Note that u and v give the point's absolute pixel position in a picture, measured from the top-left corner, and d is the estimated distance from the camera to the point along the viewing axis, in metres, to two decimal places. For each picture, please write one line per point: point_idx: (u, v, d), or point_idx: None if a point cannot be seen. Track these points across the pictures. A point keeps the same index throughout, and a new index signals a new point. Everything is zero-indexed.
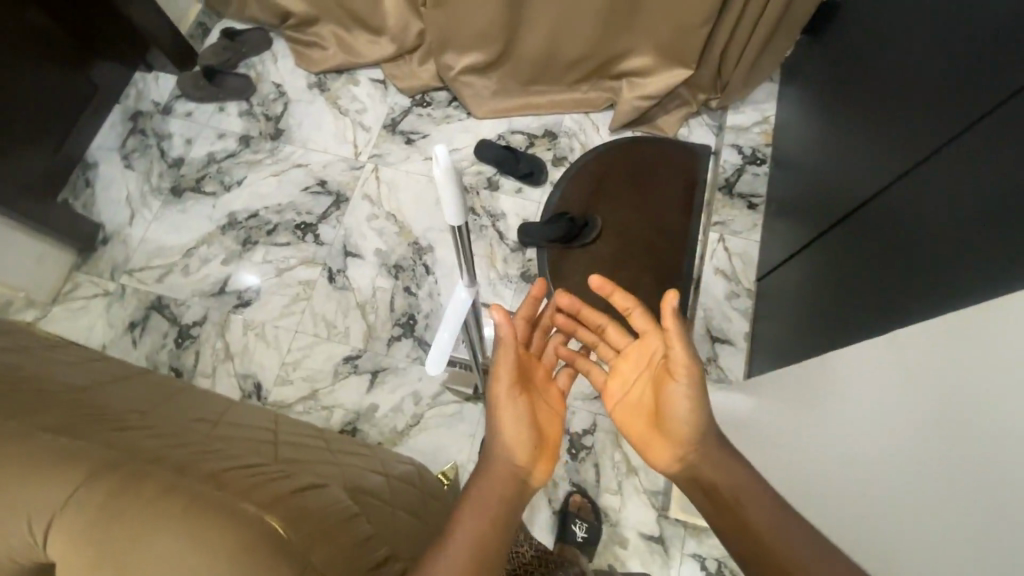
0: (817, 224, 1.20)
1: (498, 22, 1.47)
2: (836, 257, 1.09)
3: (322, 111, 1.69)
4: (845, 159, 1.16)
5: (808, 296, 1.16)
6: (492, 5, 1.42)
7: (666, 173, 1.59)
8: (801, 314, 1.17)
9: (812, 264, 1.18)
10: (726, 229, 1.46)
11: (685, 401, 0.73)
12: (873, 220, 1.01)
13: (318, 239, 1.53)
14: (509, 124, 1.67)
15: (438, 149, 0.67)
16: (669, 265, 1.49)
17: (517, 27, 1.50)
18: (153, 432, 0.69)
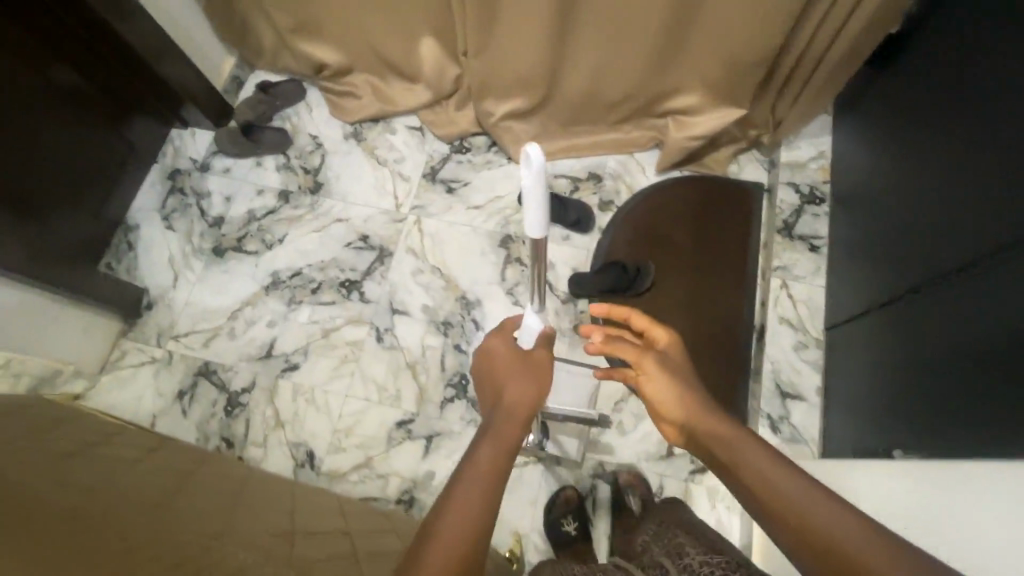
0: (896, 277, 1.13)
1: (541, 69, 1.43)
2: (923, 320, 1.03)
3: (360, 162, 1.66)
4: (923, 207, 1.10)
5: (891, 356, 1.09)
6: (535, 52, 1.39)
7: (718, 214, 1.53)
8: (887, 381, 1.09)
9: (894, 323, 1.10)
10: (788, 275, 1.39)
11: (652, 384, 0.87)
12: (974, 287, 0.93)
13: (363, 296, 1.50)
14: (551, 168, 1.63)
15: (529, 144, 0.59)
16: (728, 313, 1.43)
17: (560, 72, 1.45)
18: (168, 523, 0.75)
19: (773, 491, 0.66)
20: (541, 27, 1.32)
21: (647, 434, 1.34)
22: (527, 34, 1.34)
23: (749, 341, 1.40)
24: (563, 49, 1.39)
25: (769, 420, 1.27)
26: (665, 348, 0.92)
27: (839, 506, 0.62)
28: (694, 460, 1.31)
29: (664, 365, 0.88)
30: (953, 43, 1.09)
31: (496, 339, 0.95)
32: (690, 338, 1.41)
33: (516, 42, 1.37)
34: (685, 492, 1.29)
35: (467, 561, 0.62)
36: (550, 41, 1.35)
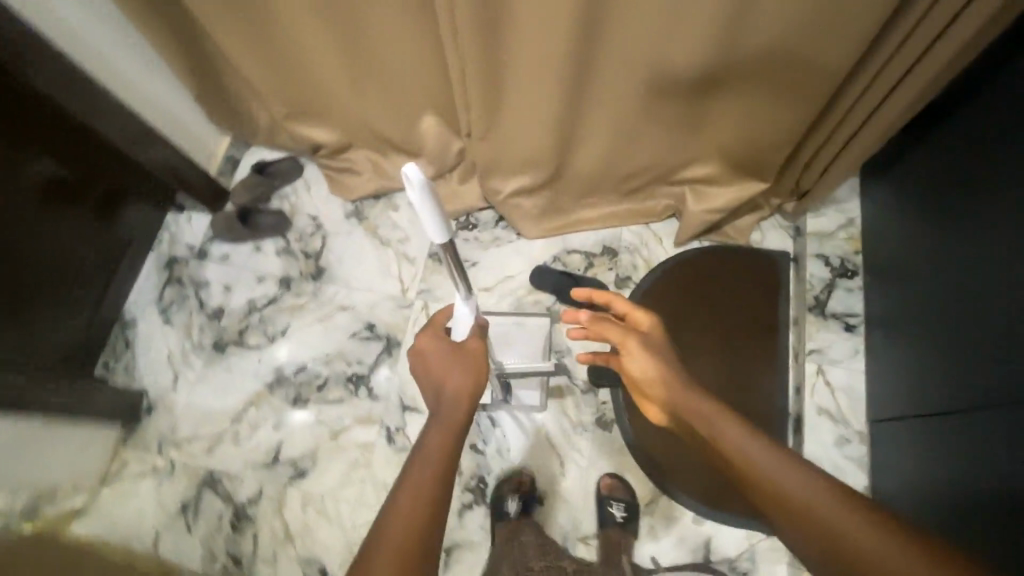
0: (953, 380, 1.03)
1: (549, 148, 1.35)
2: (990, 444, 0.92)
3: (363, 244, 1.59)
4: (980, 305, 1.00)
5: (951, 474, 1.00)
6: (543, 134, 1.31)
7: (742, 288, 1.44)
8: (947, 502, 0.99)
9: (951, 439, 1.01)
10: (824, 359, 1.30)
11: (636, 361, 1.01)
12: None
13: (372, 392, 1.43)
14: (563, 243, 1.55)
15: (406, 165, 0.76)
16: (760, 399, 1.34)
17: (571, 149, 1.37)
18: None
19: (768, 479, 0.77)
20: (549, 110, 1.24)
21: (681, 540, 1.25)
22: (534, 116, 1.26)
23: (785, 432, 1.30)
24: (571, 129, 1.31)
25: None
26: (650, 330, 1.06)
27: (819, 485, 0.74)
28: (734, 568, 1.22)
29: (647, 345, 1.02)
30: (994, 122, 1.01)
31: (425, 338, 1.05)
32: None
33: (522, 124, 1.30)
34: None
35: (427, 510, 0.77)
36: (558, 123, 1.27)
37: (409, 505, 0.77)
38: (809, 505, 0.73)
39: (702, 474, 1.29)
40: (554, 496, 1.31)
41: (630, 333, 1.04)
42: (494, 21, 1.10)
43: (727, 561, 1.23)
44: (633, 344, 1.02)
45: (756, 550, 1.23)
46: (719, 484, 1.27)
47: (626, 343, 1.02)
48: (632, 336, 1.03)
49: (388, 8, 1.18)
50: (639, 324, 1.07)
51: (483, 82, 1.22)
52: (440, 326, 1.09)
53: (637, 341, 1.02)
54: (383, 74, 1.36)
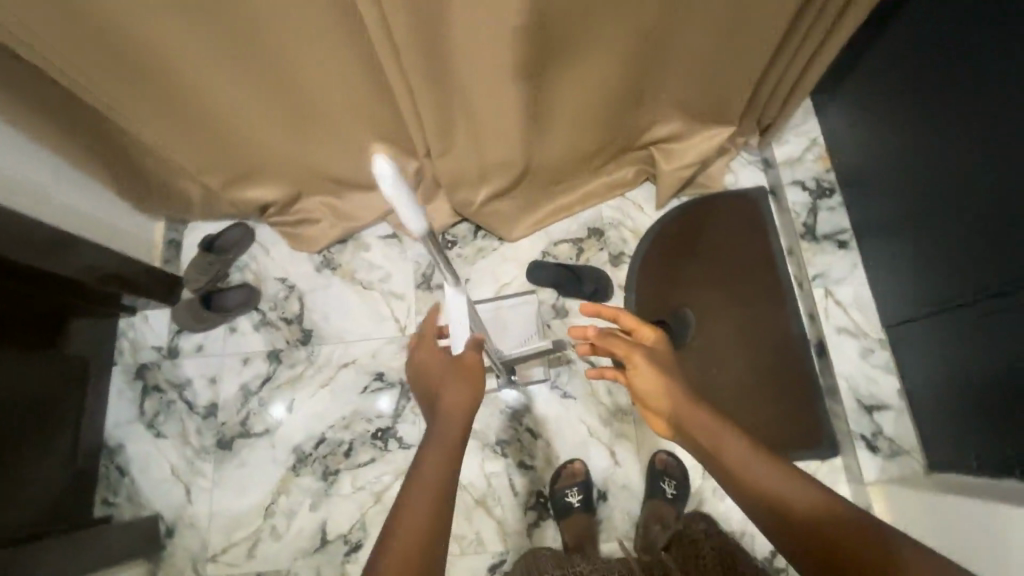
0: (951, 276, 1.07)
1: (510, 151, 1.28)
2: (999, 333, 0.97)
3: (344, 293, 1.50)
4: (957, 200, 1.04)
5: (970, 367, 1.04)
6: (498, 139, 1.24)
7: (731, 233, 1.45)
8: (971, 395, 1.04)
9: (961, 331, 1.05)
10: (828, 281, 1.34)
11: (642, 379, 0.91)
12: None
13: (402, 441, 1.36)
14: (547, 237, 1.51)
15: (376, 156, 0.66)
16: (779, 335, 1.36)
17: (534, 145, 1.32)
18: None
19: (758, 485, 0.78)
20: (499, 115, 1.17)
21: None
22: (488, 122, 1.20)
23: (810, 359, 1.33)
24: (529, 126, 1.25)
25: (866, 441, 1.23)
26: (656, 344, 0.97)
27: (805, 488, 0.76)
28: None
29: (656, 363, 0.92)
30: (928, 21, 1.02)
31: (423, 351, 1.00)
32: (753, 375, 1.34)
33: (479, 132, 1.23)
34: None
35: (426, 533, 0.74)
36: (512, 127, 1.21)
37: (410, 524, 0.75)
38: (820, 531, 0.72)
39: (749, 423, 1.31)
40: (614, 487, 1.30)
41: (636, 347, 0.93)
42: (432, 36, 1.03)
43: None
44: (641, 361, 0.91)
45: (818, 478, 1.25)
46: (767, 428, 1.30)
47: (632, 358, 0.92)
48: (638, 352, 0.93)
49: (306, 47, 1.08)
50: (643, 338, 0.98)
51: (432, 98, 1.14)
52: (432, 341, 1.01)
53: (647, 357, 0.92)
54: (321, 115, 1.25)
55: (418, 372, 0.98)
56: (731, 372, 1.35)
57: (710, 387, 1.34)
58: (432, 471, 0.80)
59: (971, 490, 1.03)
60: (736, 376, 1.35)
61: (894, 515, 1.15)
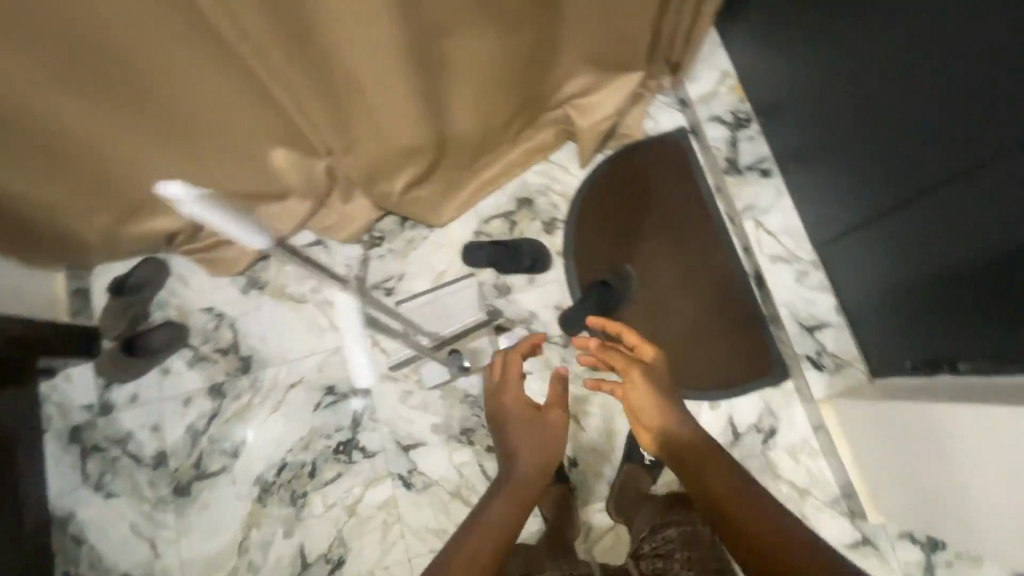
0: (867, 188, 1.08)
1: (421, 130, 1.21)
2: (915, 238, 0.99)
3: (277, 312, 1.42)
4: (863, 114, 1.04)
5: (894, 272, 1.07)
6: (405, 121, 1.17)
7: (659, 179, 1.44)
8: (898, 300, 1.08)
9: (882, 242, 1.08)
10: (757, 212, 1.34)
11: (636, 394, 0.93)
12: (961, 199, 0.88)
13: (365, 450, 1.33)
14: (477, 215, 1.46)
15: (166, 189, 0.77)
16: (718, 273, 1.37)
17: (441, 121, 1.24)
18: None
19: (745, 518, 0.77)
20: (399, 95, 1.10)
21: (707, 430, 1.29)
22: (388, 105, 1.12)
23: (750, 291, 1.34)
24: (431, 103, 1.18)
25: (812, 360, 1.25)
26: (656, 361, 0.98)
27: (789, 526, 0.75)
28: (760, 429, 1.28)
29: (653, 380, 0.94)
30: None
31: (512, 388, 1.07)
32: (698, 316, 1.36)
33: (381, 119, 1.16)
34: (769, 462, 1.27)
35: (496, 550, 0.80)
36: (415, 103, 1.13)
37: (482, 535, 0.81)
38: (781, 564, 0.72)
39: (701, 364, 1.33)
40: (584, 451, 1.31)
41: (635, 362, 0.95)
42: (301, 23, 0.94)
43: (754, 426, 1.29)
44: (637, 376, 0.94)
45: (773, 404, 1.29)
46: (719, 366, 1.32)
47: (629, 372, 0.94)
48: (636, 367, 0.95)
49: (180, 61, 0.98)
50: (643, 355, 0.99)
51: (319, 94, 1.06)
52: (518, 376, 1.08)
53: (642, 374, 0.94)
54: (204, 131, 1.15)
55: (507, 403, 1.04)
56: (678, 318, 1.37)
57: (660, 337, 1.35)
58: (512, 500, 0.88)
59: (903, 390, 1.08)
60: (684, 322, 1.36)
61: (845, 425, 1.19)
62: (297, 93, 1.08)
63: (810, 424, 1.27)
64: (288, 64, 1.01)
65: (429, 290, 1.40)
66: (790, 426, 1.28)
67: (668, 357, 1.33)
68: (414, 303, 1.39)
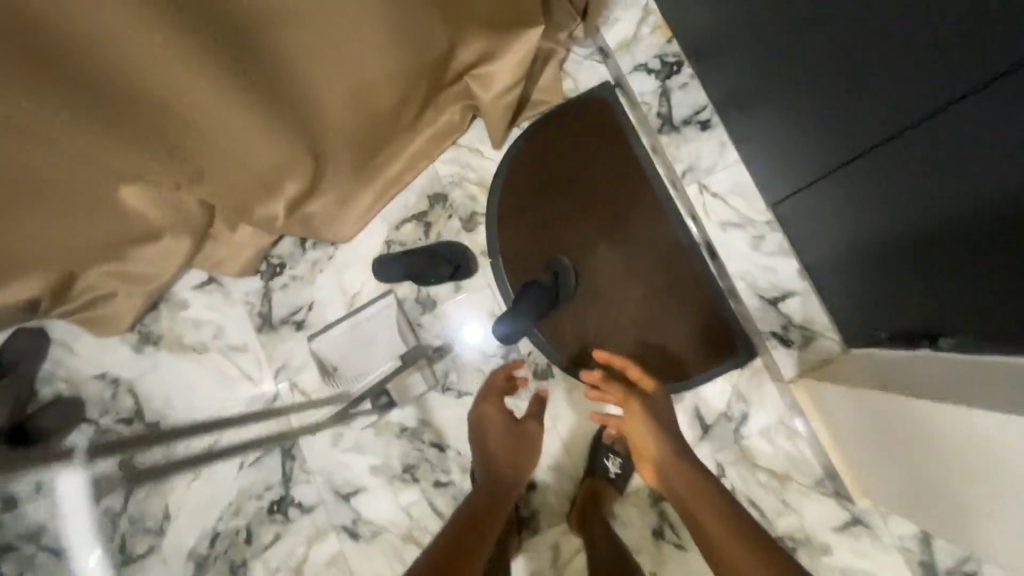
0: (815, 145, 0.88)
1: (274, 142, 0.99)
2: (878, 196, 0.80)
3: (180, 367, 1.26)
4: (799, 51, 0.82)
5: (856, 235, 0.89)
6: (247, 136, 0.94)
7: (586, 149, 1.24)
8: (872, 270, 0.89)
9: (839, 203, 0.89)
10: (700, 173, 1.15)
11: (636, 426, 0.97)
12: (938, 149, 0.67)
13: (303, 505, 1.20)
14: (386, 221, 1.27)
15: None
16: (665, 248, 1.20)
17: (299, 125, 1.01)
18: None
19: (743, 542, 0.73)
20: (223, 111, 0.86)
21: None
22: (218, 125, 0.88)
23: (703, 264, 1.18)
24: (275, 110, 0.94)
25: (778, 337, 1.10)
26: (657, 396, 1.01)
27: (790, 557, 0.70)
28: (730, 417, 1.15)
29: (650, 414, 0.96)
30: None
31: (490, 406, 1.05)
32: (650, 301, 1.19)
33: (217, 140, 0.92)
34: (744, 450, 1.14)
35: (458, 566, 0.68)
36: (251, 114, 0.90)
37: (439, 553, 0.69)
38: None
39: (658, 355, 1.18)
40: (540, 471, 1.17)
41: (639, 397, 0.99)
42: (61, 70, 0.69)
43: (723, 413, 1.15)
44: (638, 411, 0.97)
45: (742, 387, 1.15)
46: (678, 356, 1.17)
47: (631, 406, 0.98)
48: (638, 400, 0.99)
49: None
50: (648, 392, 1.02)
51: (124, 134, 0.83)
52: (500, 390, 1.09)
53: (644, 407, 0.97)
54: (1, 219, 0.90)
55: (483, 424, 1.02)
56: (626, 306, 1.20)
57: (609, 331, 1.20)
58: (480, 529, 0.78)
59: (882, 367, 0.93)
60: (633, 310, 1.20)
61: (822, 408, 1.05)
62: (101, 145, 0.83)
63: (785, 403, 1.13)
64: (60, 120, 0.75)
65: (345, 316, 1.23)
66: (763, 408, 1.14)
67: (621, 353, 1.19)
68: (330, 334, 1.22)
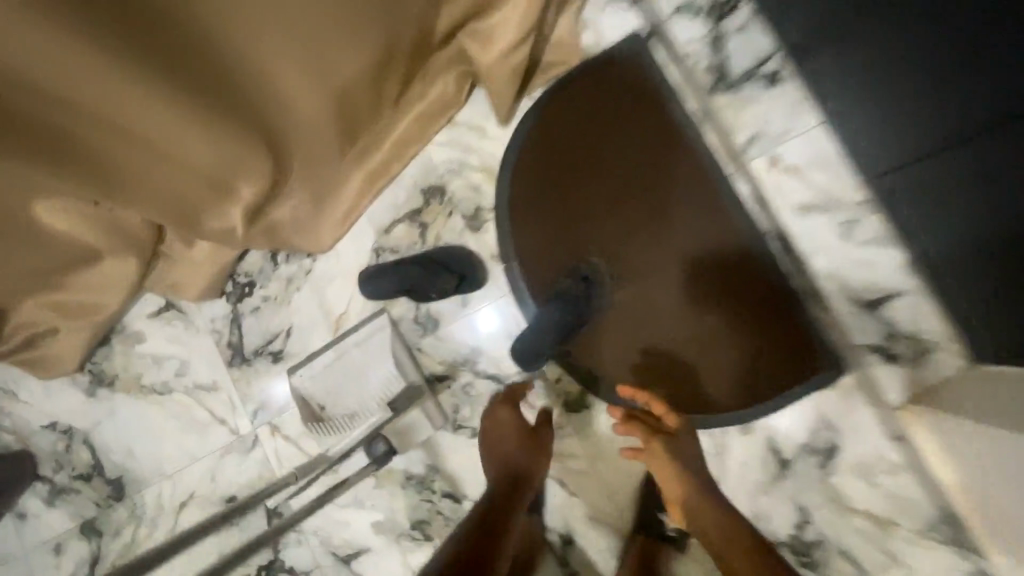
0: None
1: (208, 133, 0.74)
2: None
3: (141, 412, 1.05)
4: None
5: None
6: (163, 124, 0.69)
7: (615, 120, 0.98)
8: None
9: None
10: (767, 141, 0.89)
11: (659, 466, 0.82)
12: None
13: (295, 570, 1.00)
14: (372, 224, 1.04)
15: None
16: (725, 243, 0.94)
17: (239, 106, 0.75)
18: None
19: None
20: (118, 84, 0.61)
21: (740, 464, 0.93)
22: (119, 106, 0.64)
23: (773, 258, 0.92)
24: (194, 85, 0.68)
25: (879, 350, 0.86)
26: (683, 433, 0.85)
27: None
28: (814, 451, 0.91)
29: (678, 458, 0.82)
30: None
31: (502, 413, 0.91)
32: (704, 309, 0.95)
33: (121, 132, 0.67)
34: (834, 492, 0.90)
35: None
36: (161, 92, 0.65)
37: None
38: None
39: (717, 375, 0.94)
40: (577, 524, 0.95)
41: (659, 433, 0.83)
42: None
43: (804, 445, 0.92)
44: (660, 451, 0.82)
45: (829, 412, 0.91)
46: (746, 378, 0.93)
47: (651, 444, 0.82)
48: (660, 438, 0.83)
49: None
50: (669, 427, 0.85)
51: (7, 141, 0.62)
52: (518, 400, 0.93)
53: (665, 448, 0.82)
54: None
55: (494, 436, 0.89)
56: (676, 316, 0.95)
57: (655, 347, 0.96)
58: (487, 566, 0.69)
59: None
60: (686, 323, 0.95)
61: (954, 450, 0.80)
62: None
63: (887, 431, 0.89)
64: None
65: (330, 343, 1.01)
66: (858, 438, 0.90)
67: (673, 378, 0.95)
68: (312, 366, 1.01)
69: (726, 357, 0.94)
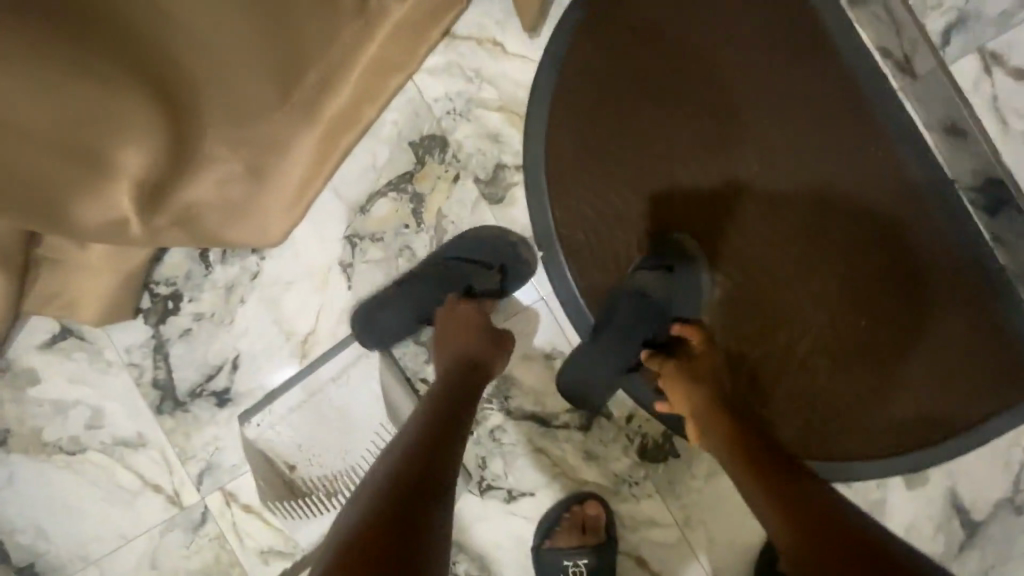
0: None
1: (37, 65, 0.43)
2: None
3: (46, 480, 0.74)
4: None
5: None
6: None
7: (711, 20, 0.65)
8: None
9: None
10: (981, 30, 0.58)
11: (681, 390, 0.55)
12: None
13: None
14: (342, 200, 0.70)
15: None
16: (880, 202, 0.63)
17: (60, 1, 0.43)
18: None
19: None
20: None
21: (906, 529, 0.64)
22: None
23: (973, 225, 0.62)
24: None
25: None
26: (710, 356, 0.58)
27: None
28: (1018, 507, 0.62)
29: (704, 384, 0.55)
30: None
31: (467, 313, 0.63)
32: (859, 306, 0.64)
33: None
34: None
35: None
36: None
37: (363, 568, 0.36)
38: None
39: (875, 397, 0.64)
40: None
41: (680, 363, 0.57)
42: None
43: (1003, 499, 0.62)
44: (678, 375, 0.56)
45: None
46: (926, 405, 0.63)
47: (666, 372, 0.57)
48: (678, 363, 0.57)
49: None
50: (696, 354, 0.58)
51: None
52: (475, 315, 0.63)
53: (678, 365, 0.57)
54: None
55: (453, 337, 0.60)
56: (813, 314, 0.65)
57: (781, 356, 0.65)
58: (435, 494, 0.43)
59: None
60: (830, 325, 0.64)
61: None
62: None
63: None
64: None
65: (297, 376, 0.71)
66: None
67: (816, 408, 0.65)
68: (273, 411, 0.71)
69: (895, 374, 0.64)
